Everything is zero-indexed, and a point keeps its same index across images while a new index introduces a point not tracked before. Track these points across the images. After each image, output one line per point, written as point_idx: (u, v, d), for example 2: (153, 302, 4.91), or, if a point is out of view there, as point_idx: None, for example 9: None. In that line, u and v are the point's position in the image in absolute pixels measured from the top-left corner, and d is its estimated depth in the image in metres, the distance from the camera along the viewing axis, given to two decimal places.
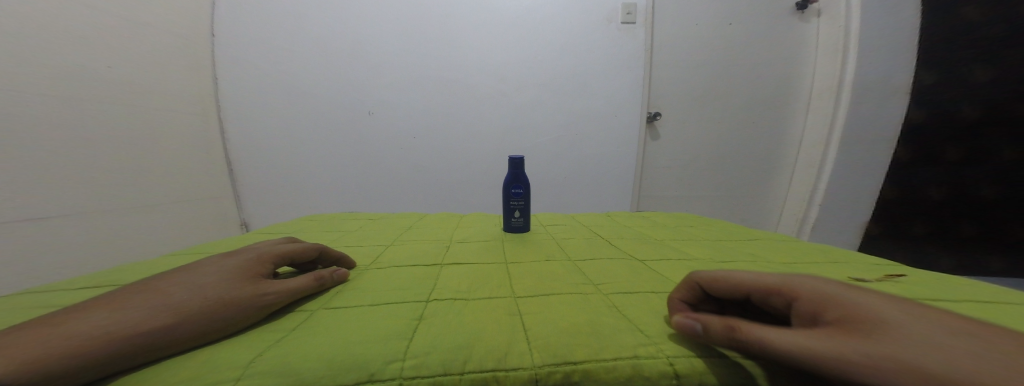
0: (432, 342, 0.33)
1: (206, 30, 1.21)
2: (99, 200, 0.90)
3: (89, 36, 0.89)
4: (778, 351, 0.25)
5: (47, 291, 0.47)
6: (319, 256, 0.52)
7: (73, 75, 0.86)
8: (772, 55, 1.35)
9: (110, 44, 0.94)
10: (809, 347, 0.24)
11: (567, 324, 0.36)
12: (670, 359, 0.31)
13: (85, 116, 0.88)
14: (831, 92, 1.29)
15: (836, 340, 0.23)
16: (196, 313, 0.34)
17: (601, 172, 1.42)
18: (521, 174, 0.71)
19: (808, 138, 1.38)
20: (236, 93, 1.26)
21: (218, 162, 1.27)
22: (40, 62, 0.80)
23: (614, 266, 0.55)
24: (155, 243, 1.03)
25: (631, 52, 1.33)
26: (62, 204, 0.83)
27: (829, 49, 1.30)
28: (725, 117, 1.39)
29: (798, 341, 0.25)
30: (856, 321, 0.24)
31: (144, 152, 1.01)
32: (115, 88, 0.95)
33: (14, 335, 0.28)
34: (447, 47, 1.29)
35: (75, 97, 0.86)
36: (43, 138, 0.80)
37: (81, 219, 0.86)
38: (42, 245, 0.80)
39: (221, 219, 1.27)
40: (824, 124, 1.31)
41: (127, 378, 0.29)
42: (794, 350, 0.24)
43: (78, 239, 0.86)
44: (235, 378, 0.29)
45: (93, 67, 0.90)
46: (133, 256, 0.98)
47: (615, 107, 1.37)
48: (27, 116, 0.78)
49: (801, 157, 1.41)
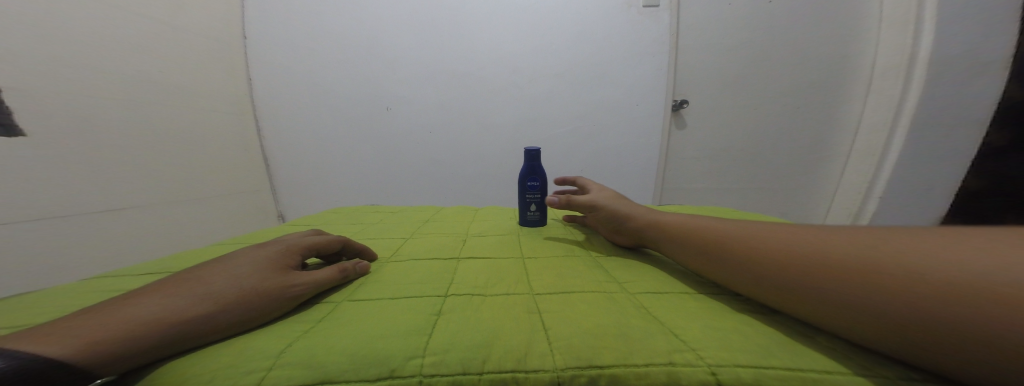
0: (452, 339, 0.33)
1: (239, 33, 1.25)
2: (162, 193, 0.97)
3: (139, 44, 0.93)
4: (581, 200, 0.62)
5: (119, 275, 0.51)
6: (343, 248, 0.53)
7: (131, 81, 0.91)
8: (820, 34, 1.23)
9: (155, 49, 0.98)
10: (592, 201, 0.61)
11: (590, 325, 0.34)
12: (712, 368, 0.29)
13: (143, 115, 0.94)
14: (897, 71, 1.16)
15: (601, 199, 0.60)
16: (231, 301, 0.34)
17: (623, 164, 1.38)
18: (538, 166, 0.70)
19: (867, 122, 1.26)
20: (266, 92, 1.30)
21: (256, 158, 1.33)
22: (103, 68, 0.85)
23: (635, 263, 0.53)
24: (208, 234, 1.10)
25: (655, 37, 1.26)
26: (130, 199, 0.89)
27: (895, 23, 1.16)
28: (764, 103, 1.31)
29: (588, 199, 0.61)
30: (613, 196, 0.60)
31: (192, 149, 1.07)
32: (165, 92, 0.99)
33: (80, 315, 0.30)
34: (461, 39, 1.27)
35: (135, 99, 0.92)
36: (111, 137, 0.86)
37: (147, 210, 0.93)
38: (120, 233, 0.87)
39: (261, 212, 1.35)
40: (888, 107, 1.19)
41: (179, 361, 0.31)
42: (587, 201, 0.61)
43: (150, 227, 0.94)
44: (266, 367, 0.29)
45: (147, 73, 0.95)
46: (193, 244, 1.05)
47: (636, 96, 1.31)
48: (93, 118, 0.83)
49: (857, 144, 1.30)
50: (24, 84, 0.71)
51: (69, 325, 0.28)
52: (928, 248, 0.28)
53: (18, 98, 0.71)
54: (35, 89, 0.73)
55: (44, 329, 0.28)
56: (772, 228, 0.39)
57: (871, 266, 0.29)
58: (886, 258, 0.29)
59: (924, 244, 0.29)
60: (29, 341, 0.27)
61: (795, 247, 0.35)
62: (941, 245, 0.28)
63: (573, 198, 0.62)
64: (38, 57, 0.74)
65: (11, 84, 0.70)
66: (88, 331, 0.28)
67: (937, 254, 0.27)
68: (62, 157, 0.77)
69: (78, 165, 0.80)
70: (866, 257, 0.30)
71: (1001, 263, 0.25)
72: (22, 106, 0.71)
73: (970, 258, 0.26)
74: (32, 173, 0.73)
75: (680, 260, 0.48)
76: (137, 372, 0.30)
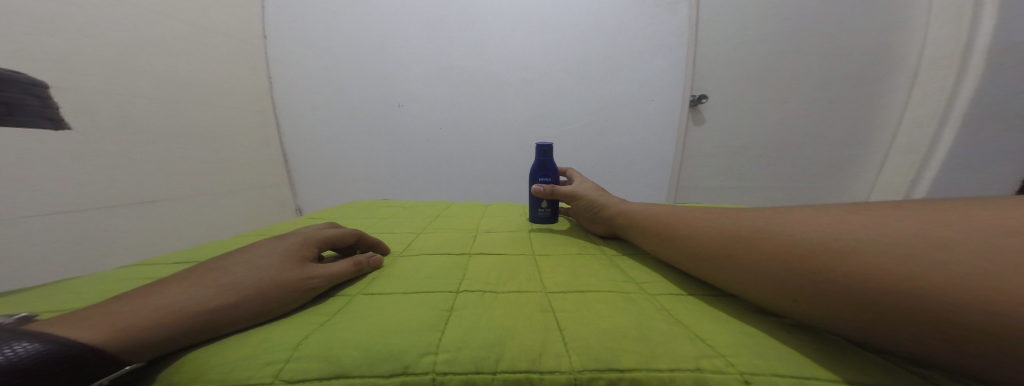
0: (465, 336, 0.33)
1: (259, 32, 1.27)
2: (189, 186, 1.01)
3: (166, 43, 0.96)
4: (564, 190, 0.66)
5: (149, 263, 0.52)
6: (356, 241, 0.54)
7: (159, 78, 0.94)
8: (860, 21, 1.14)
9: (184, 48, 1.01)
10: (575, 191, 0.65)
11: (608, 326, 0.33)
12: (744, 376, 0.28)
13: (170, 111, 0.97)
14: (947, 62, 1.07)
15: (582, 190, 0.64)
16: (252, 293, 0.35)
17: (636, 162, 1.35)
18: (548, 162, 0.69)
19: (911, 117, 1.17)
20: (283, 89, 1.33)
21: (275, 154, 1.36)
22: (133, 66, 0.88)
23: (649, 263, 0.52)
24: (231, 225, 1.14)
25: (673, 32, 1.23)
26: (159, 191, 0.93)
27: (946, 10, 1.06)
28: (791, 99, 1.25)
29: (571, 189, 0.66)
30: (594, 188, 0.64)
31: (215, 143, 1.10)
32: (193, 90, 1.03)
33: (109, 303, 0.31)
34: (471, 35, 1.26)
35: (164, 96, 0.95)
36: (140, 132, 0.89)
37: (176, 202, 0.97)
38: (153, 223, 0.91)
39: (280, 205, 1.39)
40: (936, 100, 1.10)
41: (202, 351, 0.31)
42: (570, 191, 0.66)
43: (180, 217, 0.98)
44: (283, 360, 0.30)
45: (179, 72, 0.99)
46: (216, 235, 1.09)
47: (651, 92, 1.28)
48: (123, 113, 0.86)
49: (898, 141, 1.21)
50: (67, 82, 0.75)
51: (99, 313, 0.29)
52: (866, 223, 0.29)
53: (63, 96, 0.74)
54: (74, 86, 0.76)
55: (75, 316, 0.29)
56: (733, 213, 0.41)
57: (817, 244, 0.30)
58: (831, 234, 0.30)
59: (863, 219, 0.30)
60: (62, 327, 0.28)
61: (753, 230, 0.36)
62: (878, 219, 0.29)
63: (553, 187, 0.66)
64: (80, 57, 0.77)
65: (58, 83, 0.73)
66: (118, 319, 0.29)
67: (876, 227, 0.28)
68: (100, 149, 0.81)
69: (110, 159, 0.83)
70: (814, 236, 0.31)
71: (929, 233, 0.26)
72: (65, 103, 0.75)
73: (903, 229, 0.27)
74: (71, 167, 0.76)
75: (653, 249, 0.49)
76: (164, 359, 0.31)
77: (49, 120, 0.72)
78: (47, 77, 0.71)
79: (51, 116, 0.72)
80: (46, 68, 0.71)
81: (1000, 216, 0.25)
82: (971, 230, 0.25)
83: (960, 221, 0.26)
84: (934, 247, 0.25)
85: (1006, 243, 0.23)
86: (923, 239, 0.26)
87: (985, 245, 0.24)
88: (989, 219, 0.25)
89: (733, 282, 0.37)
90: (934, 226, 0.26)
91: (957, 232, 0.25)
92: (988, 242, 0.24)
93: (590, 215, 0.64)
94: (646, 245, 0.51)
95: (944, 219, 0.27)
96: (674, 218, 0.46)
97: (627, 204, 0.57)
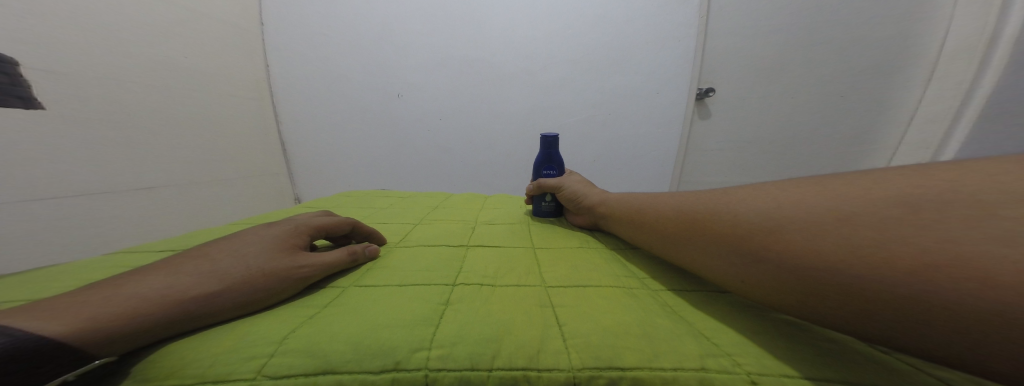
0: (460, 331, 0.31)
1: (255, 18, 1.23)
2: (187, 171, 0.99)
3: (160, 27, 0.93)
4: (547, 184, 0.67)
5: (133, 251, 0.50)
6: (352, 231, 0.52)
7: (152, 62, 0.91)
8: (876, 15, 1.11)
9: (179, 34, 0.98)
10: (560, 184, 0.66)
11: (610, 322, 0.32)
12: (751, 376, 0.26)
13: (167, 95, 0.94)
14: (972, 53, 1.04)
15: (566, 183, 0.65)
16: (237, 283, 0.33)
17: (638, 156, 1.33)
18: (553, 153, 0.68)
19: (925, 112, 1.15)
20: (278, 76, 1.29)
21: (274, 141, 1.34)
22: (125, 49, 0.85)
23: (639, 257, 0.50)
24: (230, 212, 1.13)
25: (682, 22, 1.19)
26: (157, 178, 0.92)
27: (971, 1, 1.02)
28: (800, 93, 1.23)
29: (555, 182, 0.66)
30: (576, 182, 0.65)
31: (211, 129, 1.08)
32: (189, 77, 1.01)
33: (86, 291, 0.29)
34: (474, 23, 1.22)
35: (161, 81, 0.93)
36: (133, 118, 0.87)
37: (174, 189, 0.96)
38: (150, 209, 0.90)
39: (279, 194, 1.37)
40: (953, 94, 1.08)
41: (183, 343, 0.30)
42: (553, 183, 0.66)
43: (179, 203, 0.97)
44: (267, 354, 0.28)
45: (172, 57, 0.96)
46: (215, 221, 1.08)
47: (657, 83, 1.25)
48: (117, 98, 0.83)
49: (909, 136, 1.20)
50: (50, 64, 0.71)
51: (71, 303, 0.28)
52: (790, 199, 0.28)
53: (50, 79, 0.72)
54: (60, 69, 0.73)
55: (49, 304, 0.28)
56: (684, 196, 0.39)
57: (751, 224, 0.28)
58: (764, 213, 0.28)
59: (784, 195, 0.29)
60: (29, 317, 0.26)
61: (700, 212, 0.34)
62: (797, 195, 0.28)
63: (548, 181, 0.67)
64: (66, 39, 0.74)
65: (40, 65, 0.70)
66: (91, 309, 0.27)
67: (798, 202, 0.27)
68: (91, 133, 0.79)
69: (104, 144, 0.81)
70: (748, 215, 0.29)
71: (832, 207, 0.25)
72: (45, 85, 0.71)
73: (819, 202, 0.26)
74: (56, 154, 0.73)
75: (629, 237, 0.47)
76: (143, 351, 0.29)
77: (19, 99, 0.67)
78: (21, 56, 0.67)
79: (20, 94, 0.67)
80: (25, 49, 0.68)
81: (883, 185, 0.24)
82: (872, 200, 0.24)
83: (853, 193, 0.25)
84: (838, 221, 0.24)
85: (877, 213, 0.23)
86: (823, 213, 0.25)
87: (889, 212, 0.23)
88: (893, 185, 0.24)
89: (690, 262, 0.35)
90: (834, 200, 0.25)
91: (859, 202, 0.24)
92: (872, 213, 0.23)
93: (573, 205, 0.63)
94: (622, 234, 0.49)
95: (852, 189, 0.26)
96: (642, 205, 0.45)
97: (606, 195, 0.56)
